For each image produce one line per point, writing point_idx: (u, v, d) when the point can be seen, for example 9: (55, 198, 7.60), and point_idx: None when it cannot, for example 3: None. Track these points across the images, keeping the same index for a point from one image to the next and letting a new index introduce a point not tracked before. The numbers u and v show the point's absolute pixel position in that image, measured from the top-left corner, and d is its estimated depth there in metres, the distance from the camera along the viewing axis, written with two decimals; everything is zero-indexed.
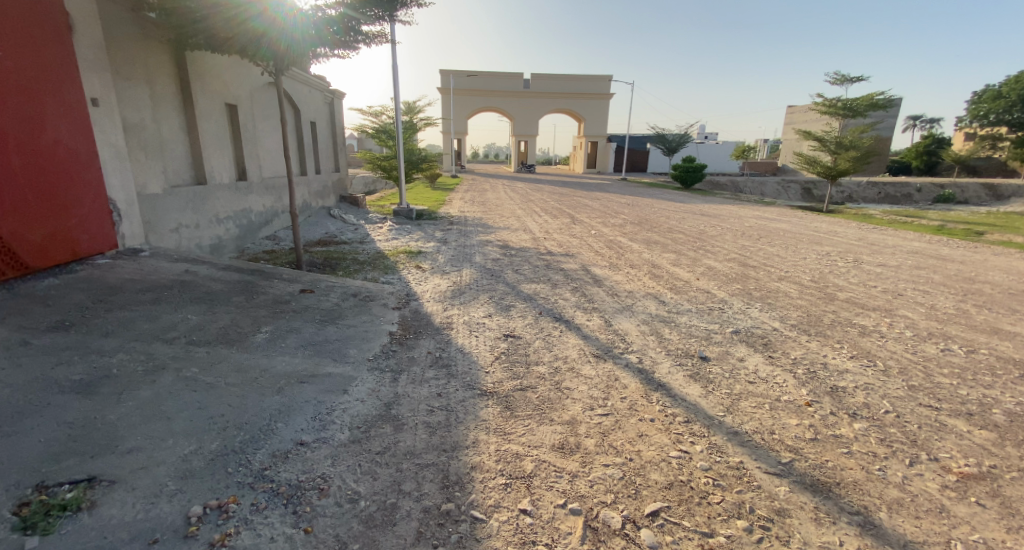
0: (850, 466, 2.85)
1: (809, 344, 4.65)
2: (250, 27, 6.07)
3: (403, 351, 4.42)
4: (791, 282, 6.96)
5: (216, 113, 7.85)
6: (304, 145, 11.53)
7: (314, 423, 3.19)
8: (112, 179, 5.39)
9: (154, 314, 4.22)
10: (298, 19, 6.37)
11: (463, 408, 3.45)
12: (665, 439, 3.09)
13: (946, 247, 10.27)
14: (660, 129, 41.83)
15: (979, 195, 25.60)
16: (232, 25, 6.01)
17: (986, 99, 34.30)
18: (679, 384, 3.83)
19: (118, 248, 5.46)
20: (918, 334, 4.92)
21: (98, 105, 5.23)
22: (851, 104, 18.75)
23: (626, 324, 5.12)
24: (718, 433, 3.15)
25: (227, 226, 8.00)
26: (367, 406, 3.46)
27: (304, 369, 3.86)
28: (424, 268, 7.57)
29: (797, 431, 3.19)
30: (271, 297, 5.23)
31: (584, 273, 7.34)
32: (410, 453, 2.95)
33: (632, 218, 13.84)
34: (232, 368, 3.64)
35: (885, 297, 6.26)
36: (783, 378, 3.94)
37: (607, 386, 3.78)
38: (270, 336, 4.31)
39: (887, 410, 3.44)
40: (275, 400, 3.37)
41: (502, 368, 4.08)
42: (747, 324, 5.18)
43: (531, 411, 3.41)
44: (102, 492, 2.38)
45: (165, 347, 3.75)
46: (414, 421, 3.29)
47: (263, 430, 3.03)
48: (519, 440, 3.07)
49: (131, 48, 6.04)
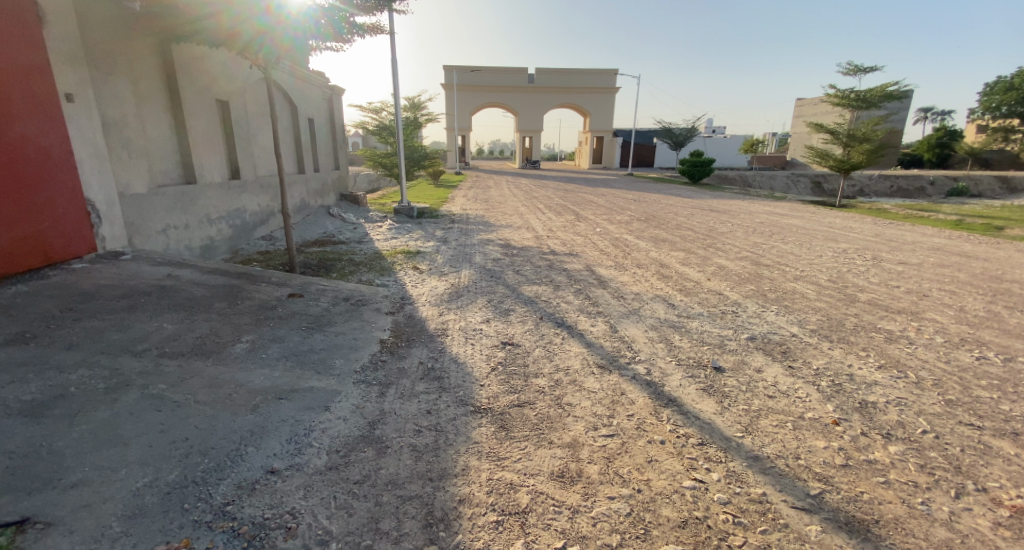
0: (889, 499, 2.51)
1: (831, 352, 4.30)
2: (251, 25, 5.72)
3: (393, 361, 4.12)
4: (808, 282, 6.57)
5: (206, 109, 7.54)
6: (302, 143, 11.23)
7: (288, 447, 2.90)
8: (89, 178, 5.10)
9: (125, 323, 3.94)
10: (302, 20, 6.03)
11: (454, 428, 3.14)
12: (677, 466, 2.77)
13: (968, 243, 9.79)
14: (666, 124, 41.29)
15: (992, 187, 24.90)
16: (233, 23, 5.65)
17: (998, 91, 33.55)
18: (692, 399, 3.49)
19: (98, 251, 5.19)
20: (951, 340, 4.54)
21: (73, 100, 4.93)
22: (865, 96, 18.17)
23: (632, 330, 4.78)
24: (737, 458, 2.83)
25: (220, 226, 7.73)
26: (349, 426, 3.16)
27: (284, 383, 3.57)
28: (421, 269, 7.27)
29: (826, 455, 2.85)
30: (257, 303, 4.95)
31: (588, 273, 7.01)
32: (393, 483, 2.65)
33: (639, 215, 13.49)
34: (203, 384, 3.35)
35: (909, 299, 5.87)
36: (806, 391, 3.60)
37: (613, 401, 3.45)
38: (250, 346, 4.03)
39: (926, 431, 3.08)
40: (248, 419, 3.07)
41: (498, 381, 3.75)
42: (764, 329, 4.83)
43: (528, 432, 3.08)
44: (33, 537, 2.15)
45: (133, 360, 3.47)
46: (400, 444, 2.98)
47: (231, 455, 2.76)
48: (514, 467, 2.76)
49: (114, 41, 5.74)
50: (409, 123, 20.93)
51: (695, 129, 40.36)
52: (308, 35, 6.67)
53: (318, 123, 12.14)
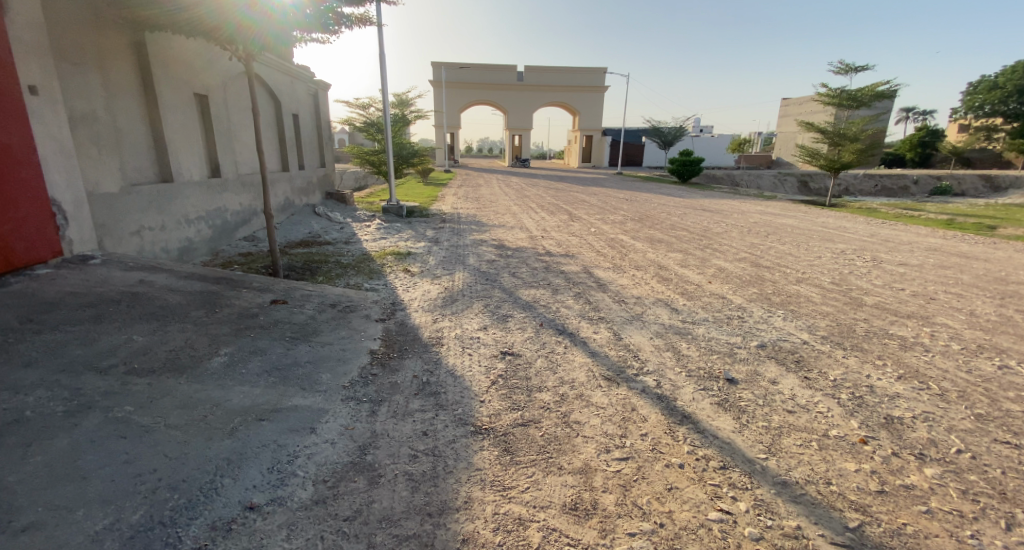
0: (936, 533, 2.33)
1: (846, 361, 4.10)
2: (235, 18, 5.36)
3: (385, 375, 3.82)
4: (812, 285, 6.41)
5: (184, 103, 7.11)
6: (286, 139, 10.79)
7: (270, 477, 2.60)
8: (55, 177, 4.71)
9: (91, 336, 3.59)
10: (290, 14, 5.66)
11: (453, 452, 2.87)
12: (700, 494, 2.54)
13: (964, 243, 9.74)
14: (656, 123, 41.31)
15: (976, 186, 25.13)
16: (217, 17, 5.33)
17: (981, 91, 34.05)
18: (708, 415, 3.25)
19: (65, 254, 4.80)
20: (967, 347, 4.39)
21: (37, 93, 4.54)
22: (855, 94, 18.16)
23: (638, 338, 4.54)
24: (764, 485, 2.60)
25: (199, 227, 7.33)
26: (339, 450, 2.88)
27: (265, 402, 3.25)
28: (412, 272, 6.96)
29: (859, 480, 2.65)
30: (236, 311, 4.60)
31: (586, 276, 6.76)
32: (387, 520, 2.37)
33: (632, 214, 13.27)
34: (176, 405, 3.03)
35: (917, 302, 5.73)
36: (827, 406, 3.38)
37: (625, 419, 3.20)
38: (228, 360, 3.70)
39: (961, 450, 2.93)
40: (225, 445, 2.76)
41: (498, 396, 3.49)
42: (774, 336, 4.62)
43: (534, 456, 2.82)
44: None
45: (97, 378, 3.12)
46: (394, 472, 2.70)
47: (205, 488, 2.45)
48: (521, 498, 2.50)
49: (83, 30, 5.35)
50: (397, 119, 20.51)
51: (683, 128, 40.43)
52: (302, 30, 6.32)
53: (302, 119, 11.72)
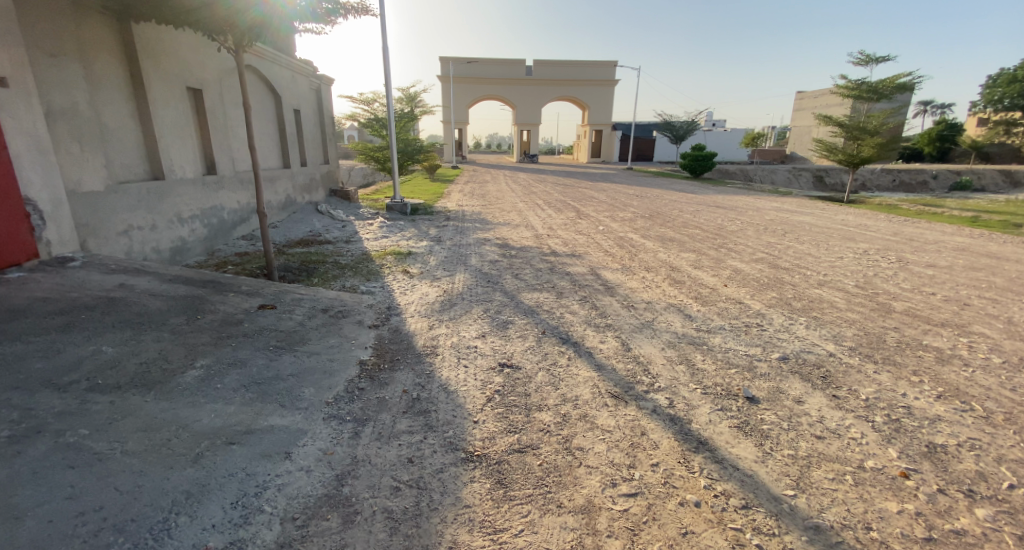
0: None
1: (878, 376, 3.72)
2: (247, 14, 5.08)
3: (373, 390, 3.52)
4: (834, 289, 5.99)
5: (175, 97, 6.84)
6: (286, 135, 10.52)
7: (232, 515, 2.32)
8: (28, 175, 4.45)
9: (54, 347, 3.32)
10: (299, 8, 5.43)
11: (440, 484, 2.56)
12: (719, 541, 2.22)
13: (994, 242, 9.22)
14: (667, 117, 40.61)
15: (996, 182, 24.29)
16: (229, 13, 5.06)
17: (1002, 82, 32.94)
18: (726, 441, 2.91)
19: (42, 257, 4.57)
20: (1010, 361, 3.99)
21: (8, 86, 4.29)
22: (875, 86, 17.36)
23: (648, 349, 4.19)
24: (793, 530, 2.27)
25: (194, 226, 7.10)
26: (313, 481, 2.58)
27: (237, 422, 2.97)
28: (411, 273, 6.64)
29: (902, 525, 2.32)
30: (219, 318, 4.32)
31: (593, 278, 6.42)
32: None
33: (643, 212, 12.83)
34: (138, 427, 2.76)
35: (950, 308, 5.31)
36: (860, 431, 3.02)
37: (633, 445, 2.87)
38: (204, 374, 3.41)
39: (1014, 485, 2.57)
40: (187, 475, 2.48)
41: (495, 416, 3.17)
42: (796, 347, 4.24)
43: (531, 491, 2.50)
44: None
45: (54, 397, 2.86)
46: (371, 509, 2.40)
47: (155, 531, 2.17)
48: (513, 543, 2.21)
49: (61, 19, 5.10)
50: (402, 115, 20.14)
51: (695, 123, 39.81)
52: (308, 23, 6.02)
53: (303, 114, 11.42)
